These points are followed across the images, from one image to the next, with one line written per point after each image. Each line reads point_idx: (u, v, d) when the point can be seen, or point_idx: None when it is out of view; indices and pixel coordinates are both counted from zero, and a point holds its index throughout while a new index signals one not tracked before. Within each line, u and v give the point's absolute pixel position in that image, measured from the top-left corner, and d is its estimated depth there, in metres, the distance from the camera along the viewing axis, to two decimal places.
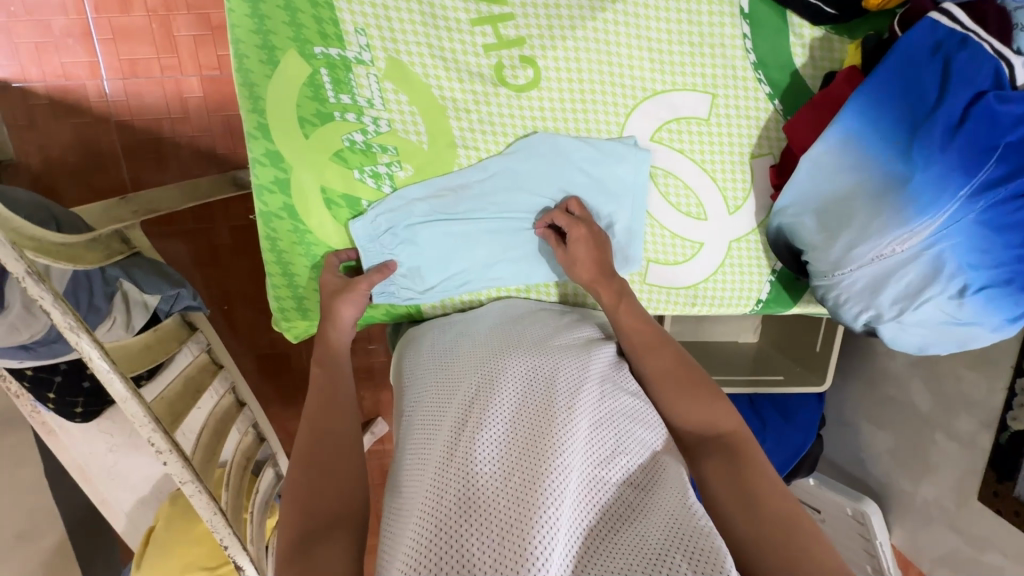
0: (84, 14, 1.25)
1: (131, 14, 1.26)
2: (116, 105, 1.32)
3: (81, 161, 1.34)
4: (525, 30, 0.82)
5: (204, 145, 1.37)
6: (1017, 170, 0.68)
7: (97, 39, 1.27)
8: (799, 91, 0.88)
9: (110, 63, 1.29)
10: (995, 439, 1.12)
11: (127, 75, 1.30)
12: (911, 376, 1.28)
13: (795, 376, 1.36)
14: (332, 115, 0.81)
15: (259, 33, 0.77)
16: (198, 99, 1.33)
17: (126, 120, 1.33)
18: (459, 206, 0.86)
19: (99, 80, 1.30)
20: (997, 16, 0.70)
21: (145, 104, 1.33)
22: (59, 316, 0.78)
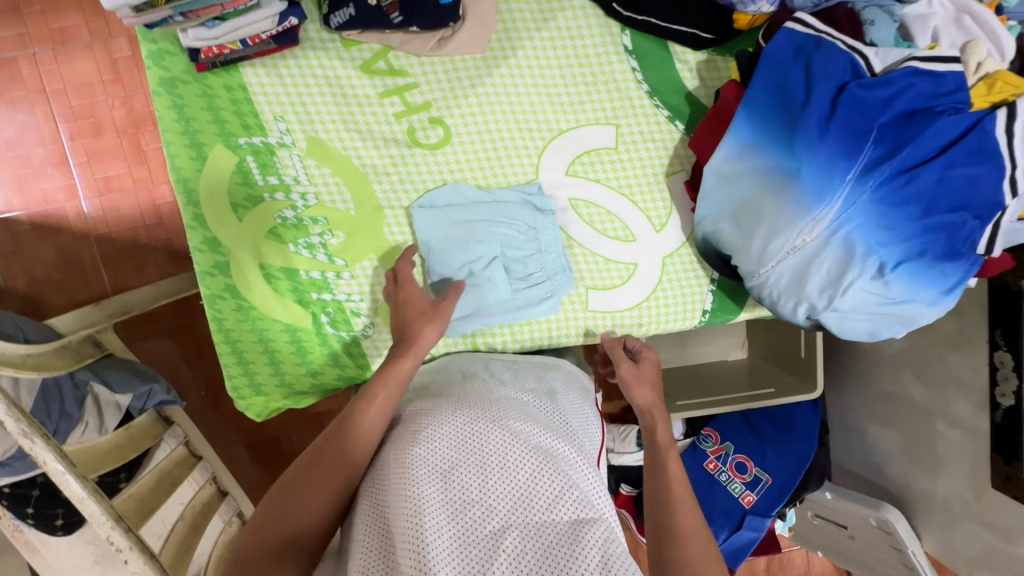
0: (61, 143, 1.37)
1: (102, 138, 1.39)
2: (95, 221, 1.41)
3: (64, 277, 1.41)
4: (429, 95, 0.88)
5: (178, 245, 1.46)
6: (895, 147, 0.71)
7: (73, 164, 1.38)
8: (695, 110, 0.93)
9: (88, 184, 1.40)
10: (992, 419, 1.07)
11: (102, 192, 1.40)
12: (901, 367, 1.26)
13: (789, 386, 1.33)
14: (263, 196, 0.87)
15: (186, 134, 0.85)
16: (168, 203, 1.43)
17: (105, 233, 1.42)
18: (475, 213, 0.89)
19: (77, 201, 1.40)
20: (847, 16, 0.77)
21: (121, 216, 1.42)
22: (13, 424, 0.81)
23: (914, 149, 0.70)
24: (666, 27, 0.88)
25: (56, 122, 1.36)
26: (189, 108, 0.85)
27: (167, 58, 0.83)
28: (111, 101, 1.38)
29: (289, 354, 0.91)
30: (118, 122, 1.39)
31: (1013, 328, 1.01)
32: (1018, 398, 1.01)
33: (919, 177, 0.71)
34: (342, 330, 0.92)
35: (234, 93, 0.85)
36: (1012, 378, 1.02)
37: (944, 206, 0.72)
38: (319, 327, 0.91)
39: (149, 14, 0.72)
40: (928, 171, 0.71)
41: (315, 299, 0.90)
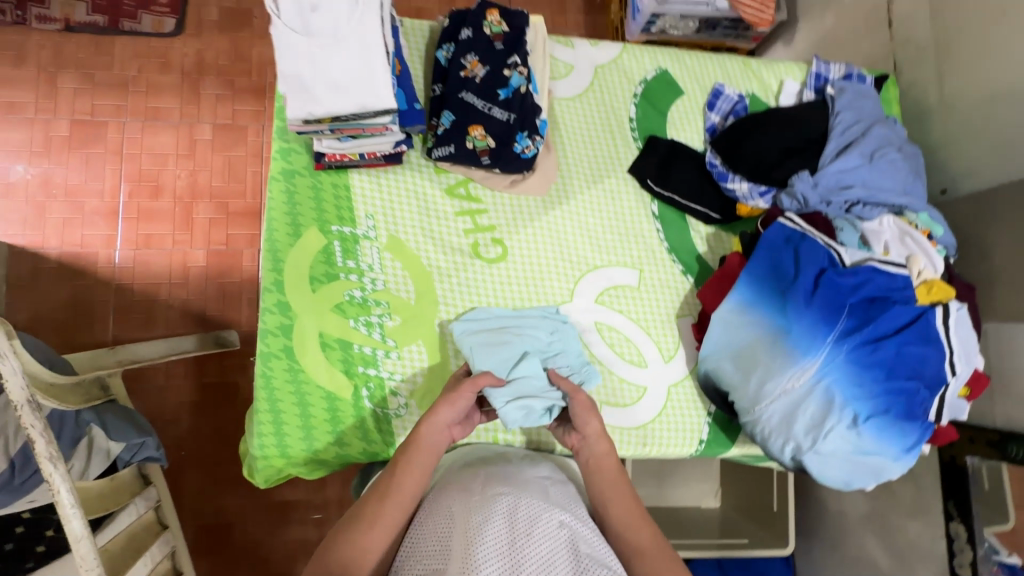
0: (117, 199, 1.74)
1: (159, 201, 1.75)
2: (121, 270, 1.70)
3: (74, 318, 1.67)
4: (495, 220, 1.07)
5: (194, 307, 1.70)
6: (863, 322, 0.91)
7: (122, 219, 1.73)
8: (703, 269, 1.14)
9: (126, 237, 1.72)
10: None
11: (138, 247, 1.72)
12: (865, 530, 1.36)
13: (761, 539, 1.40)
14: (338, 275, 1.00)
15: (290, 213, 1.00)
16: (197, 267, 1.72)
17: (126, 283, 1.70)
18: (510, 322, 1.01)
19: (112, 250, 1.71)
20: (823, 220, 1.02)
21: (149, 270, 1.71)
22: (42, 447, 0.81)
23: (877, 326, 0.90)
24: (687, 204, 1.13)
25: (121, 181, 1.75)
26: (297, 195, 1.01)
27: (293, 155, 1.01)
28: (177, 171, 1.77)
29: (322, 421, 0.96)
30: (177, 190, 1.76)
31: (963, 500, 1.14)
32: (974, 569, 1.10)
33: (882, 348, 0.89)
34: (377, 406, 0.99)
35: (338, 191, 1.02)
36: (967, 550, 1.12)
37: (902, 374, 0.90)
38: (357, 400, 0.98)
39: (311, 127, 0.86)
40: (888, 344, 0.90)
41: (360, 372, 0.99)
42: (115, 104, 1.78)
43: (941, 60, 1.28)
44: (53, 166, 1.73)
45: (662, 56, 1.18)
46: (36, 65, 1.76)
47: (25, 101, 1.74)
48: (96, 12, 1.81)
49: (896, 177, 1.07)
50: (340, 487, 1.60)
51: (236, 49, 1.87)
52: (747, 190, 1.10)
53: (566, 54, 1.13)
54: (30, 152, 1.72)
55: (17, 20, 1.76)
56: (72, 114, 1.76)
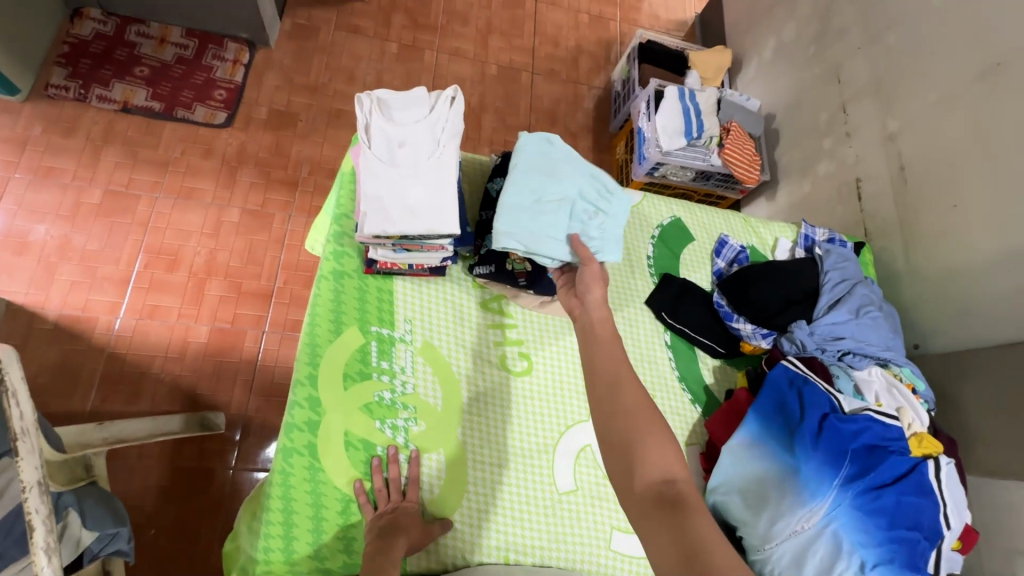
0: (131, 267, 1.76)
1: (173, 274, 1.77)
2: (118, 338, 1.67)
3: (55, 384, 1.59)
4: (523, 336, 1.15)
5: (185, 383, 1.66)
6: (866, 468, 0.96)
7: (132, 287, 1.74)
8: (711, 400, 1.22)
9: (132, 305, 1.72)
10: None
11: (142, 316, 1.71)
12: None
13: None
14: (371, 374, 1.03)
15: (334, 310, 1.05)
16: (198, 342, 1.70)
17: (120, 352, 1.66)
18: (550, 197, 1.05)
19: (113, 317, 1.69)
20: (820, 364, 1.13)
21: (147, 340, 1.69)
22: (41, 535, 0.71)
23: (878, 473, 0.96)
24: (696, 337, 1.23)
25: (140, 251, 1.78)
26: (343, 294, 1.07)
27: (345, 258, 1.09)
28: (198, 248, 1.82)
29: (334, 527, 0.94)
30: (195, 265, 1.80)
31: None
32: None
33: (884, 496, 0.95)
34: None
35: (382, 294, 1.09)
36: None
37: (904, 525, 0.94)
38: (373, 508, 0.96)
39: (377, 237, 0.94)
40: (889, 492, 0.95)
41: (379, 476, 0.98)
42: (153, 180, 1.87)
43: (907, 235, 1.50)
44: (76, 230, 1.76)
45: (676, 206, 1.36)
46: (85, 137, 1.86)
47: (64, 168, 1.82)
48: (154, 99, 1.96)
49: (879, 333, 1.21)
50: None
51: (277, 144, 2.03)
52: (750, 330, 1.21)
53: None
54: (55, 215, 1.76)
55: (78, 97, 1.89)
56: (107, 185, 1.83)
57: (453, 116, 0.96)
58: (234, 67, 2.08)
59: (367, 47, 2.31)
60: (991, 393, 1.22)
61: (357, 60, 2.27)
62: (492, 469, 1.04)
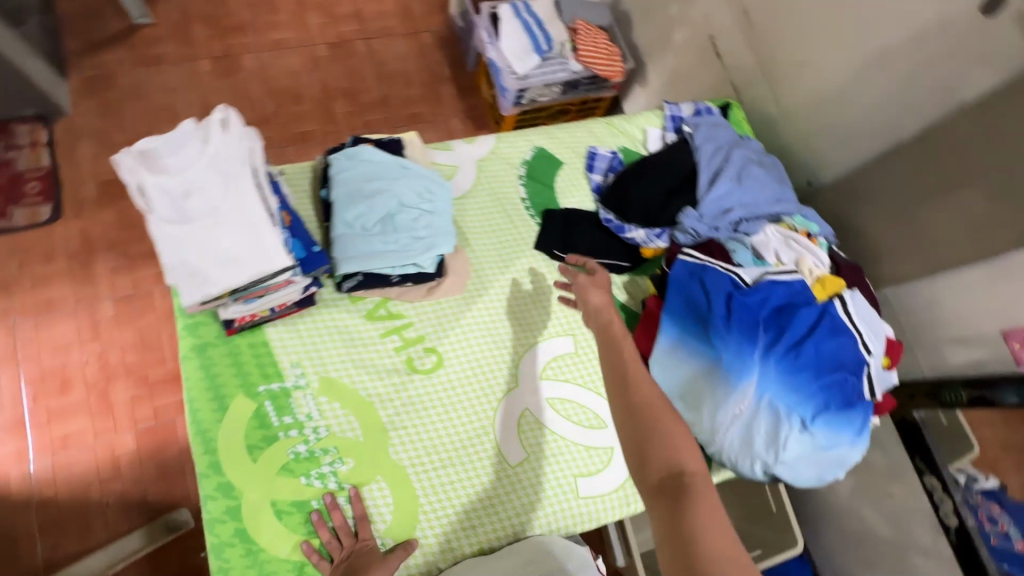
0: (21, 405, 1.58)
1: (69, 396, 1.60)
2: (40, 483, 1.52)
3: None
4: (423, 330, 1.08)
5: (132, 496, 1.54)
6: (780, 331, 0.97)
7: (31, 426, 1.57)
8: (631, 316, 1.19)
9: (38, 444, 1.56)
10: (950, 540, 1.21)
11: (56, 451, 1.55)
12: (859, 505, 1.42)
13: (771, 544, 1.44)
14: (277, 435, 0.96)
15: (210, 386, 0.96)
16: (127, 452, 1.57)
17: (49, 496, 1.52)
18: (377, 190, 1.04)
19: (25, 464, 1.54)
20: (717, 246, 1.10)
21: (72, 471, 1.54)
22: None
23: (792, 332, 0.97)
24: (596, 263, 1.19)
25: (23, 387, 1.60)
26: (215, 365, 0.97)
27: (201, 327, 0.98)
28: (85, 358, 1.65)
29: None
30: (89, 377, 1.63)
31: (927, 453, 1.24)
32: (959, 515, 1.18)
33: (804, 351, 0.95)
34: None
35: (257, 348, 1.00)
36: (946, 499, 1.21)
37: (829, 370, 0.96)
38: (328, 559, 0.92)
39: (213, 301, 0.84)
40: (808, 344, 0.96)
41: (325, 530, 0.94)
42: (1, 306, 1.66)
43: (770, 78, 1.46)
44: None
45: (535, 136, 1.28)
46: None
47: None
48: None
49: (765, 190, 1.19)
50: None
51: (124, 217, 1.82)
52: (644, 236, 1.17)
53: (448, 157, 1.20)
54: None
55: None
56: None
57: (232, 142, 0.83)
58: (35, 152, 1.83)
59: (177, 75, 2.05)
60: (884, 206, 1.24)
61: (171, 93, 2.02)
62: (439, 473, 1.01)
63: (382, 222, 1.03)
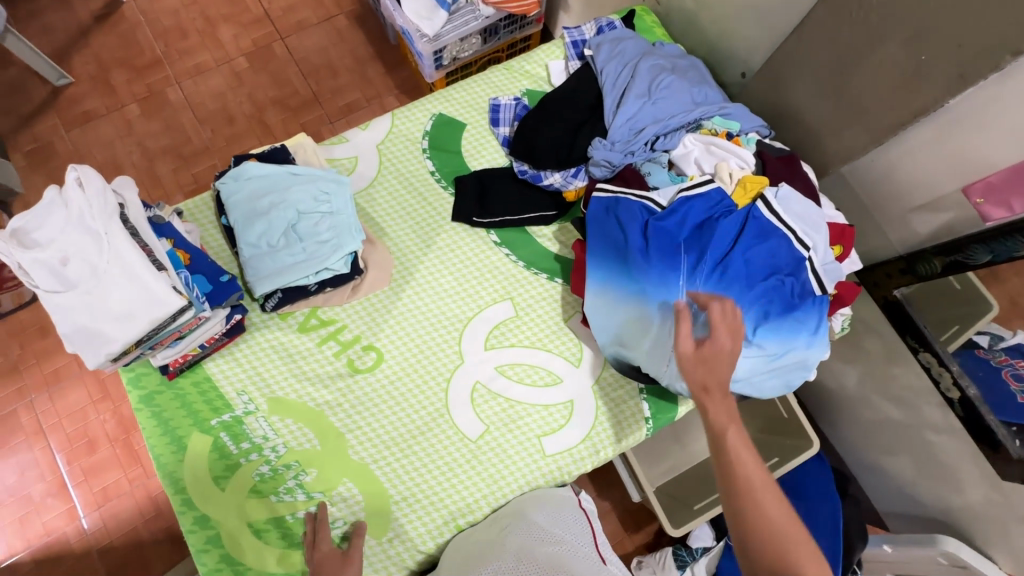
0: (59, 471, 1.61)
1: (97, 453, 1.63)
2: (95, 534, 1.57)
3: None
4: (357, 330, 1.08)
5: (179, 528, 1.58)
6: (702, 250, 0.93)
7: (72, 486, 1.60)
8: (567, 265, 1.15)
9: (86, 501, 1.60)
10: (957, 414, 1.15)
11: (100, 503, 1.59)
12: (867, 393, 1.37)
13: (789, 450, 1.39)
14: (239, 462, 1.00)
15: (165, 431, 0.99)
16: (162, 492, 1.59)
17: (107, 543, 1.57)
18: (269, 203, 1.02)
19: (77, 520, 1.58)
20: (632, 173, 1.05)
21: (121, 519, 1.59)
22: None
23: (715, 248, 0.93)
24: (520, 219, 1.14)
25: (56, 453, 1.62)
26: (166, 411, 1.01)
27: (143, 378, 1.02)
28: (102, 417, 1.66)
29: None
30: (110, 432, 1.65)
31: (917, 332, 1.15)
32: (960, 387, 1.12)
33: (731, 263, 0.92)
34: None
35: (201, 386, 1.02)
36: (945, 373, 1.14)
37: (761, 276, 0.92)
38: None
39: (124, 359, 0.88)
40: (734, 256, 0.93)
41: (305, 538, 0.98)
42: (15, 387, 1.66)
43: None
44: None
45: (432, 103, 1.21)
46: None
47: None
48: None
49: (679, 98, 1.10)
50: None
51: None
52: (561, 179, 1.13)
53: (345, 150, 1.16)
54: None
55: None
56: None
57: (95, 200, 0.83)
58: None
59: (110, 125, 1.97)
60: (816, 83, 1.13)
61: (110, 146, 1.95)
62: (403, 463, 1.03)
63: (285, 233, 1.02)
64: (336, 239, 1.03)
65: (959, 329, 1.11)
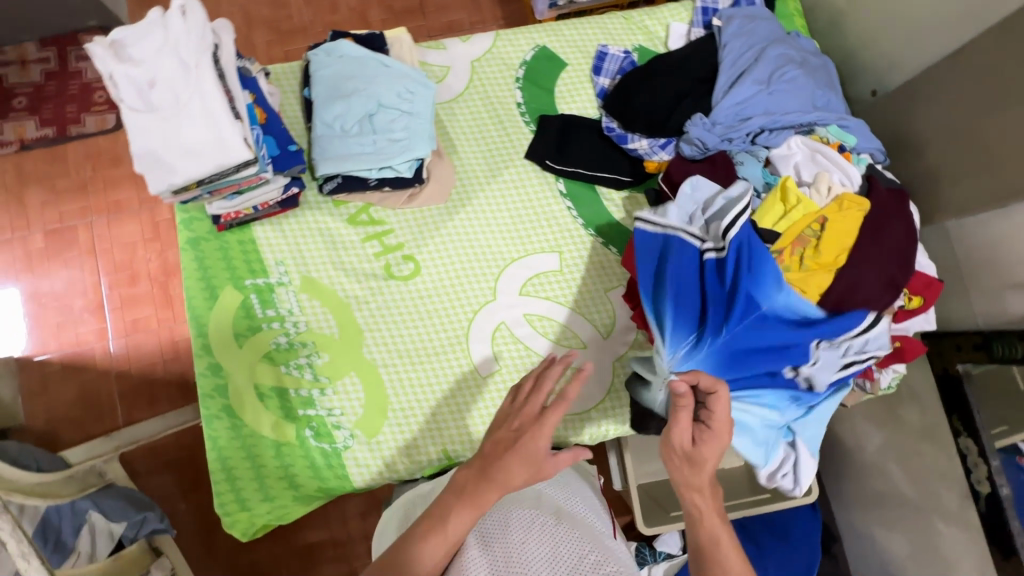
0: (100, 293, 1.71)
1: (136, 286, 1.72)
2: (118, 358, 1.68)
3: (81, 412, 1.64)
4: (402, 238, 1.08)
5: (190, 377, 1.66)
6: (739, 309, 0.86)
7: (108, 309, 1.70)
8: (626, 235, 1.10)
9: (117, 326, 1.70)
10: (978, 509, 1.07)
11: (128, 332, 1.69)
12: (886, 461, 1.31)
13: (781, 492, 1.29)
14: (261, 326, 1.03)
15: (203, 277, 1.03)
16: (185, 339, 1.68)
17: (125, 369, 1.67)
18: (355, 87, 1.01)
19: (105, 341, 1.68)
20: (722, 158, 0.99)
21: (143, 352, 1.68)
22: (14, 546, 0.80)
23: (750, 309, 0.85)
24: (592, 176, 1.10)
25: (100, 276, 1.72)
26: (207, 259, 1.04)
27: (195, 223, 1.04)
28: (149, 256, 1.74)
29: (274, 470, 0.99)
30: (152, 271, 1.73)
31: (967, 413, 1.07)
32: (992, 483, 1.03)
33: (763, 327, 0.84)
34: (323, 441, 1.01)
35: (245, 246, 1.05)
36: (981, 464, 1.06)
37: (763, 348, 0.85)
38: (302, 439, 1.00)
39: (184, 195, 0.90)
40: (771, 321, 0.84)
41: (301, 414, 1.01)
42: (80, 205, 1.75)
43: None
44: (39, 277, 1.71)
45: (538, 33, 1.16)
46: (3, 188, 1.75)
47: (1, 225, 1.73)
48: (45, 125, 1.78)
49: (799, 95, 1.02)
50: (362, 522, 1.56)
51: None
52: (647, 147, 1.06)
53: (440, 58, 1.13)
54: (14, 270, 1.71)
55: None
56: (42, 226, 1.74)
57: (192, 31, 0.84)
58: None
59: None
60: (952, 119, 1.02)
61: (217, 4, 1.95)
62: (410, 376, 1.04)
63: (362, 121, 1.01)
64: (407, 140, 1.01)
65: (1007, 430, 1.01)
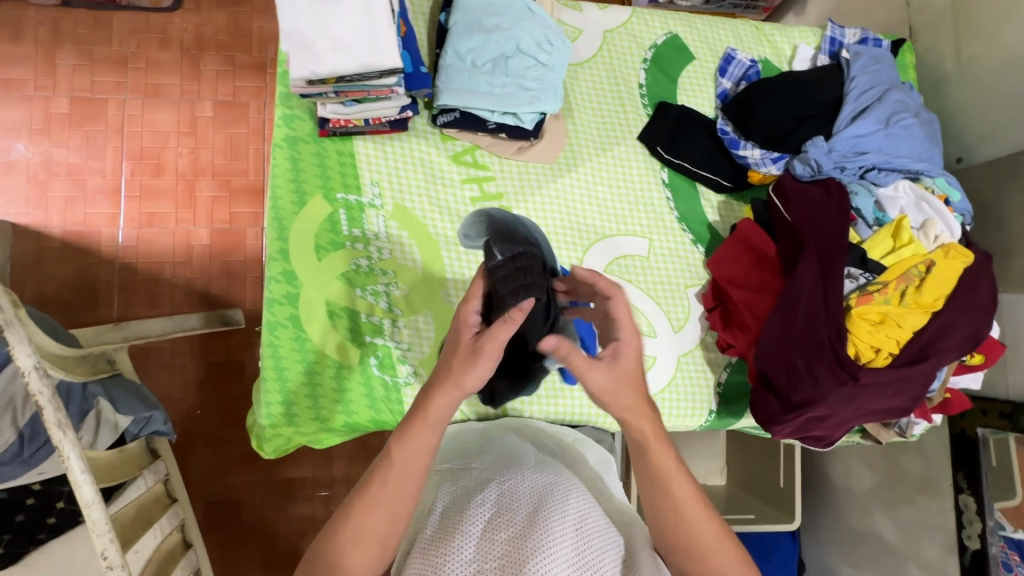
0: (119, 176, 1.51)
1: (161, 178, 1.53)
2: (125, 249, 1.49)
3: (73, 296, 1.46)
4: (502, 188, 1.05)
5: (199, 287, 1.51)
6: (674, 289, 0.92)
7: (125, 196, 1.51)
8: (714, 238, 1.12)
9: (130, 216, 1.51)
10: (961, 563, 1.14)
11: (142, 225, 1.50)
12: (872, 506, 1.36)
13: (767, 515, 1.37)
14: (344, 243, 0.99)
15: (294, 180, 0.98)
16: (203, 245, 1.51)
17: (130, 262, 1.49)
18: (497, 26, 0.98)
19: (115, 229, 1.49)
20: (838, 188, 0.98)
21: (153, 249, 1.50)
22: (50, 412, 0.68)
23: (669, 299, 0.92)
24: (696, 172, 1.11)
25: (123, 159, 1.52)
26: (301, 163, 0.99)
27: (297, 121, 0.99)
28: (179, 149, 1.54)
29: (329, 391, 0.95)
30: (180, 167, 1.54)
31: (974, 472, 1.13)
32: (984, 540, 1.10)
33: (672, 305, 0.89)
34: (385, 372, 0.97)
35: (343, 157, 1.01)
36: (976, 521, 1.12)
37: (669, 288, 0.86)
38: (364, 367, 0.96)
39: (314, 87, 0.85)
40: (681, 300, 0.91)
41: (368, 341, 0.97)
42: (116, 78, 1.54)
43: (959, 24, 1.23)
44: (55, 143, 1.49)
45: (673, 21, 1.16)
46: (32, 41, 1.52)
47: (22, 79, 1.50)
48: None
49: (911, 142, 1.05)
50: (346, 467, 1.49)
51: (235, 25, 1.61)
52: (759, 157, 1.06)
53: (574, 19, 1.11)
54: (27, 130, 1.49)
55: None
56: (70, 89, 1.51)
57: None
58: None
59: None
60: None
61: None
62: None
63: (496, 61, 0.98)
64: (535, 91, 0.99)
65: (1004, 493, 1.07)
